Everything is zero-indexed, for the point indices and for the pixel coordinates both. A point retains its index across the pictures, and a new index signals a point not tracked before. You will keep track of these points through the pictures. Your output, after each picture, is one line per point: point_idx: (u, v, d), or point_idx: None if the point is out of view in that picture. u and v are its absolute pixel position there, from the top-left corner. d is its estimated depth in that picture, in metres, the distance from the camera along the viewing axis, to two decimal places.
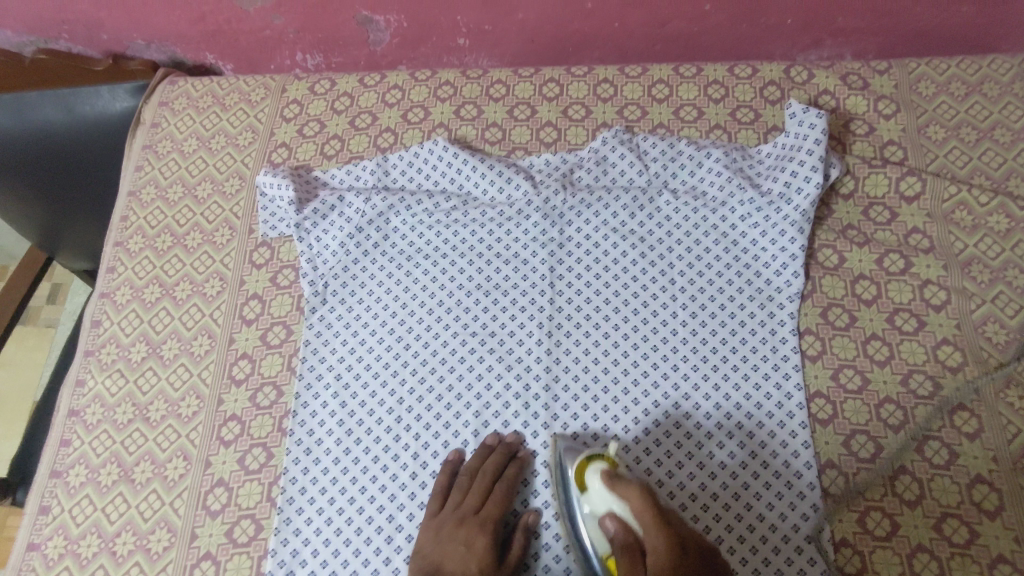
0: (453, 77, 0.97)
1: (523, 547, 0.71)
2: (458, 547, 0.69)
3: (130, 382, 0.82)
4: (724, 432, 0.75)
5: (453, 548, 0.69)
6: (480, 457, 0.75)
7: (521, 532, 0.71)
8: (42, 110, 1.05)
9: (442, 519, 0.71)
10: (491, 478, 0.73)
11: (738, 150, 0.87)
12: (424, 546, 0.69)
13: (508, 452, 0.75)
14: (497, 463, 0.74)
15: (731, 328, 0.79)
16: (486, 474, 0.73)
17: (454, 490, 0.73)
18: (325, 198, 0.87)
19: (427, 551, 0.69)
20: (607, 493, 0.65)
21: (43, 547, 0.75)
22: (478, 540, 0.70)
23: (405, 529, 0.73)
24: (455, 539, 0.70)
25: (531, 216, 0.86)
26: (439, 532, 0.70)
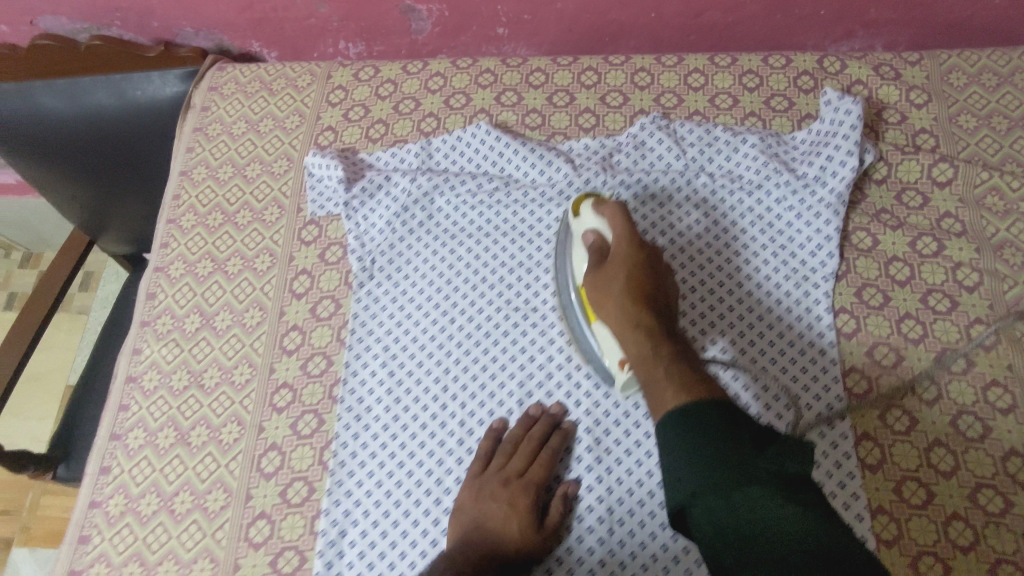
0: (493, 64, 0.99)
1: (561, 512, 0.72)
2: (499, 506, 0.72)
3: (185, 351, 0.85)
4: (761, 404, 0.78)
5: (495, 506, 0.72)
6: (524, 426, 0.77)
7: (562, 495, 0.73)
8: (96, 95, 1.08)
9: (485, 480, 0.74)
10: (537, 444, 0.75)
11: (772, 136, 0.89)
12: (465, 505, 0.72)
13: (554, 420, 0.77)
14: (541, 430, 0.76)
15: (766, 304, 0.82)
16: (532, 439, 0.76)
17: (499, 454, 0.76)
18: (374, 176, 0.90)
19: (468, 510, 0.72)
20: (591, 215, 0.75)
21: (105, 505, 0.78)
22: (521, 502, 0.72)
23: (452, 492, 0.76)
24: (497, 499, 0.73)
25: (572, 197, 0.88)
26: (482, 490, 0.73)
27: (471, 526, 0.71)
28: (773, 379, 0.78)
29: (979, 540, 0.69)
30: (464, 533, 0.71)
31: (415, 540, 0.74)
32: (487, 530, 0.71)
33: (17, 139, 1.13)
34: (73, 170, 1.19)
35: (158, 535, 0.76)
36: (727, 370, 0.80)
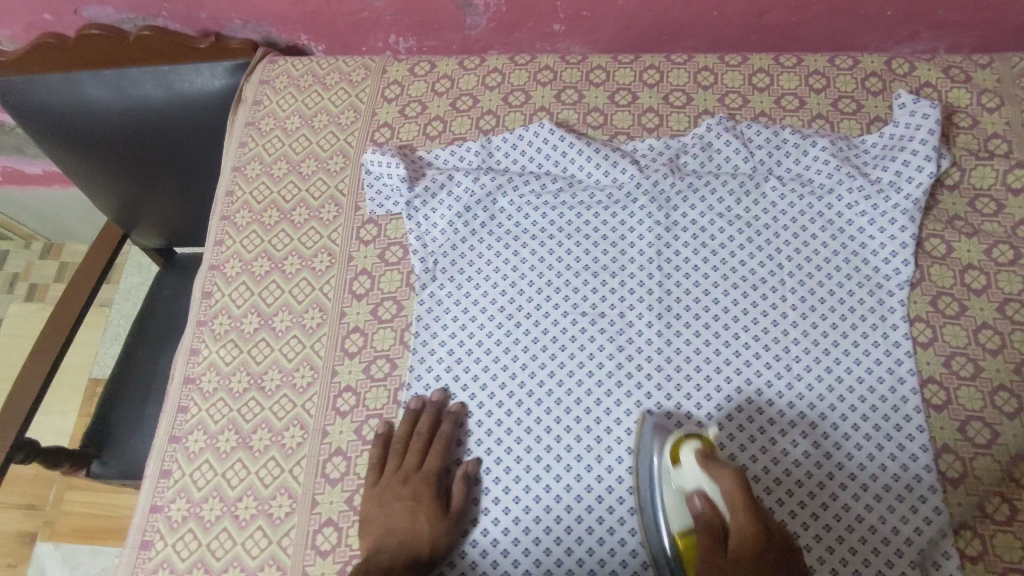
0: (552, 62, 0.97)
1: (465, 493, 0.74)
2: (404, 504, 0.72)
3: (244, 352, 0.84)
4: (838, 415, 0.76)
5: (398, 505, 0.72)
6: (410, 421, 0.77)
7: (458, 491, 0.74)
8: (143, 86, 1.06)
9: (385, 481, 0.74)
10: (426, 437, 0.76)
11: (843, 139, 0.87)
12: (372, 507, 0.73)
13: (437, 408, 0.78)
14: (429, 419, 0.77)
15: (840, 314, 0.80)
16: (421, 436, 0.76)
17: (392, 454, 0.76)
18: (435, 175, 0.88)
19: (376, 511, 0.72)
20: (699, 472, 0.64)
21: (166, 509, 0.77)
22: (423, 493, 0.73)
23: (522, 500, 0.74)
24: (398, 499, 0.73)
25: (638, 200, 0.87)
26: (385, 492, 0.73)
27: (386, 525, 0.71)
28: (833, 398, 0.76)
29: None
30: (379, 539, 0.71)
31: (487, 549, 0.73)
32: (393, 532, 0.71)
33: (59, 129, 1.11)
34: (110, 163, 1.17)
35: (223, 541, 0.75)
36: (801, 379, 0.78)
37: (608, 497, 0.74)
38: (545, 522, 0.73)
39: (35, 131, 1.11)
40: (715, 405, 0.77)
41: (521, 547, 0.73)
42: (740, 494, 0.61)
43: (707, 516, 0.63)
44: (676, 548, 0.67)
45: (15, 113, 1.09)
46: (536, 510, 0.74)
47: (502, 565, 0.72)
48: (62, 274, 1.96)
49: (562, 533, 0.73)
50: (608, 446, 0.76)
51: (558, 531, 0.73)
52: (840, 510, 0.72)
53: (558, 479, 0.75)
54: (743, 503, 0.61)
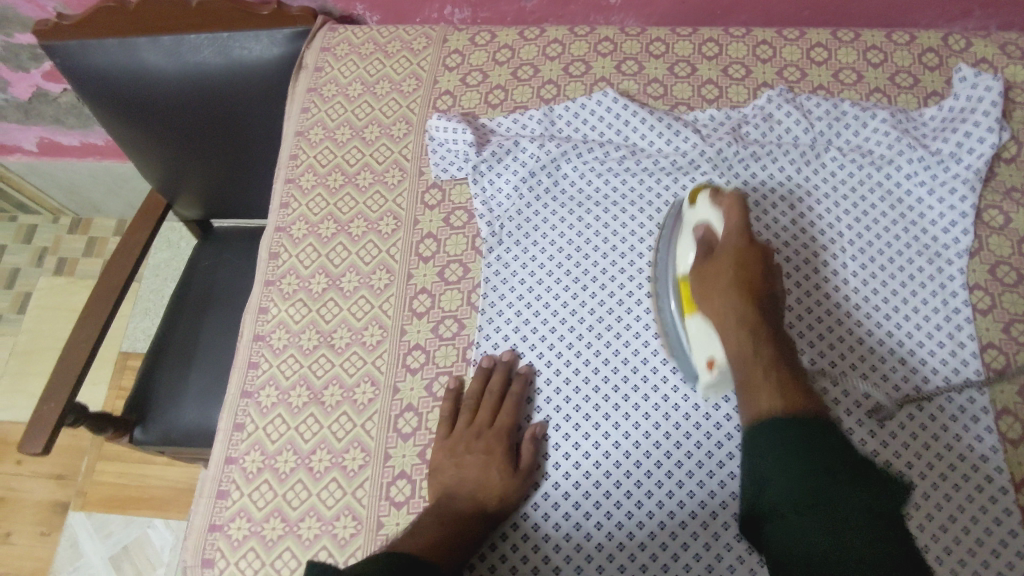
0: (612, 34, 0.98)
1: (535, 452, 0.75)
2: (475, 458, 0.73)
3: (313, 311, 0.85)
4: (900, 377, 0.78)
5: (470, 458, 0.73)
6: (482, 379, 0.78)
7: (529, 444, 0.75)
8: (199, 53, 1.06)
9: (456, 435, 0.75)
10: (499, 395, 0.77)
11: (901, 112, 0.89)
12: (444, 460, 0.74)
13: (509, 368, 0.79)
14: (501, 379, 0.78)
15: (900, 279, 0.82)
16: (493, 393, 0.77)
17: (463, 410, 0.77)
18: (502, 140, 0.90)
19: (448, 464, 0.73)
20: (705, 238, 0.74)
21: (242, 461, 0.79)
22: (495, 448, 0.74)
23: (592, 456, 0.75)
24: (470, 452, 0.74)
25: (702, 166, 0.87)
26: (456, 446, 0.74)
27: (457, 477, 0.72)
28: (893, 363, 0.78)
29: None
30: (448, 488, 0.72)
31: (558, 502, 0.74)
32: (465, 483, 0.72)
33: (111, 94, 1.11)
34: (159, 131, 1.18)
35: (299, 492, 0.76)
36: (861, 344, 0.79)
37: (678, 451, 0.75)
38: (614, 477, 0.74)
39: (87, 96, 1.12)
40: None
41: (592, 501, 0.74)
42: (739, 210, 0.73)
43: (710, 240, 0.74)
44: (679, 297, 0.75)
45: (68, 76, 1.09)
46: (605, 466, 0.75)
47: (580, 521, 0.73)
48: (91, 249, 1.96)
49: (632, 488, 0.74)
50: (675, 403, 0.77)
51: (628, 484, 0.74)
52: (905, 468, 0.73)
53: (628, 433, 0.76)
54: (739, 215, 0.72)
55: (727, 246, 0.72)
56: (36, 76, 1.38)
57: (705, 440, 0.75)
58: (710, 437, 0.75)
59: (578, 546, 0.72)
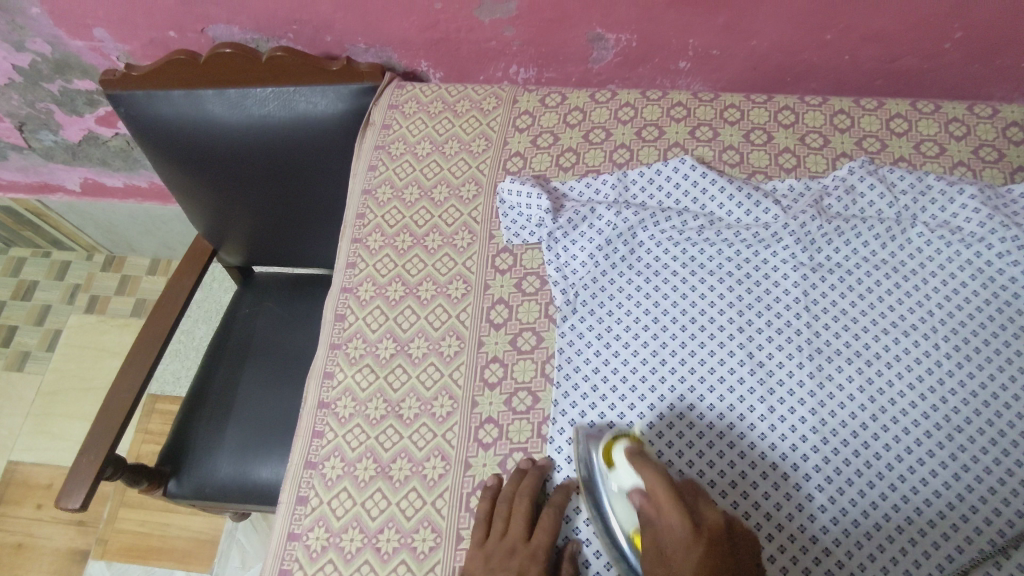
0: (684, 99, 0.97)
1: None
2: (510, 575, 0.67)
3: (381, 378, 0.83)
4: (1003, 469, 0.71)
5: (505, 574, 0.67)
6: (515, 482, 0.73)
7: (567, 562, 0.70)
8: (264, 105, 1.06)
9: (491, 547, 0.70)
10: (530, 496, 0.71)
11: (989, 187, 0.86)
12: (475, 574, 0.67)
13: (543, 472, 0.74)
14: (535, 479, 0.73)
15: (997, 363, 0.76)
16: (524, 495, 0.71)
17: (497, 517, 0.71)
18: (577, 208, 0.88)
19: None
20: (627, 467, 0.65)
21: (305, 538, 0.75)
22: (532, 567, 0.67)
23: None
24: (506, 568, 0.67)
25: (784, 240, 0.84)
26: (491, 558, 0.68)
27: None
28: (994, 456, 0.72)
29: None
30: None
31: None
32: None
33: (171, 143, 1.11)
34: (211, 178, 1.16)
35: (366, 574, 0.72)
36: (961, 432, 0.73)
37: (753, 513, 0.72)
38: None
39: (147, 144, 1.11)
40: (861, 445, 0.74)
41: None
42: (661, 483, 0.61)
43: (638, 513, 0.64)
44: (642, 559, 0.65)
45: (131, 124, 1.09)
46: None
47: None
48: (123, 288, 1.94)
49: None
50: (756, 464, 0.74)
51: None
52: (1014, 568, 0.67)
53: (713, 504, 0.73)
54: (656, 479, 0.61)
55: (674, 546, 0.59)
56: (89, 120, 1.38)
57: (785, 503, 0.72)
58: (790, 501, 0.72)
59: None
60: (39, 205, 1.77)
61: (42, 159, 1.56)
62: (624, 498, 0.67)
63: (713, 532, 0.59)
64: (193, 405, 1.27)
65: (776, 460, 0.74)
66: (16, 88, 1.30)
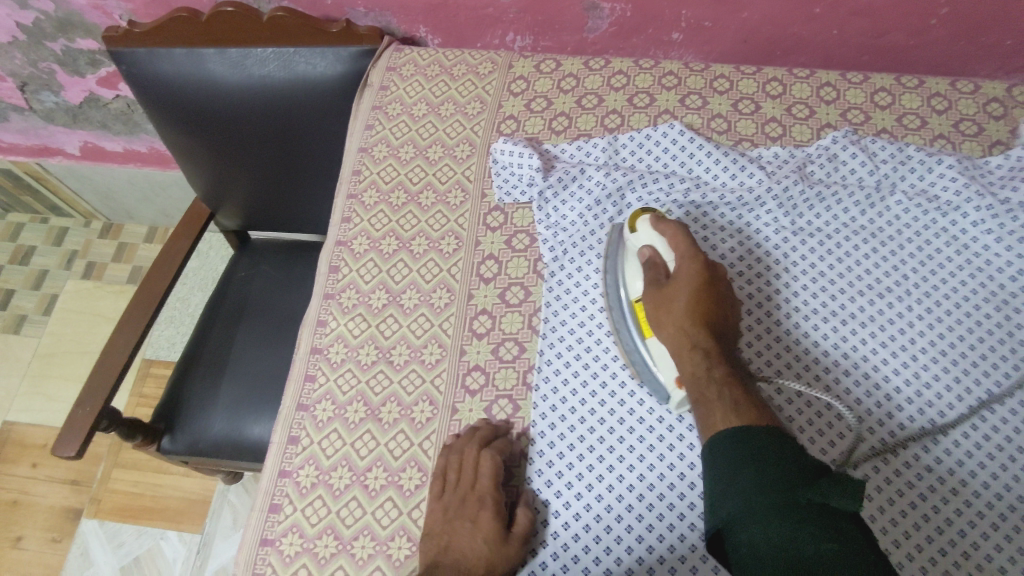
0: (676, 68, 1.00)
1: (530, 519, 0.70)
2: (465, 524, 0.69)
3: (373, 327, 0.85)
4: (970, 424, 0.74)
5: (461, 524, 0.69)
6: (466, 438, 0.75)
7: (524, 506, 0.71)
8: (265, 67, 1.08)
9: (446, 500, 0.72)
10: (478, 447, 0.73)
11: (968, 159, 0.88)
12: (433, 526, 0.70)
13: (494, 428, 0.76)
14: (486, 432, 0.75)
15: (968, 325, 0.79)
16: (473, 448, 0.73)
17: (450, 471, 0.73)
18: (567, 168, 0.90)
19: (437, 530, 0.70)
20: (650, 230, 0.76)
21: (295, 475, 0.78)
22: (485, 512, 0.70)
23: (647, 458, 0.73)
24: (461, 516, 0.70)
25: (767, 204, 0.87)
26: (446, 510, 0.71)
27: (445, 544, 0.68)
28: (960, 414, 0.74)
29: None
30: (439, 551, 0.67)
31: (611, 504, 0.71)
32: (455, 550, 0.68)
33: (171, 100, 1.12)
34: (210, 138, 1.17)
35: (353, 510, 0.75)
36: (929, 388, 0.76)
37: None
38: (668, 479, 0.72)
39: (146, 102, 1.13)
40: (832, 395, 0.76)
41: (645, 502, 0.71)
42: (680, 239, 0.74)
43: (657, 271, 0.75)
44: (636, 319, 0.75)
45: (131, 80, 1.11)
46: (660, 468, 0.73)
47: (644, 555, 0.69)
48: (121, 255, 1.96)
49: (694, 500, 0.71)
50: None
51: (682, 508, 0.71)
52: (976, 517, 0.69)
53: (682, 456, 0.73)
54: (685, 247, 0.73)
55: (680, 279, 0.72)
56: (90, 81, 1.39)
57: None
58: None
59: (630, 548, 0.70)
60: (38, 168, 1.78)
61: (43, 121, 1.58)
62: (635, 256, 0.78)
63: (713, 268, 0.73)
64: (190, 362, 1.29)
65: None
66: (19, 47, 1.31)
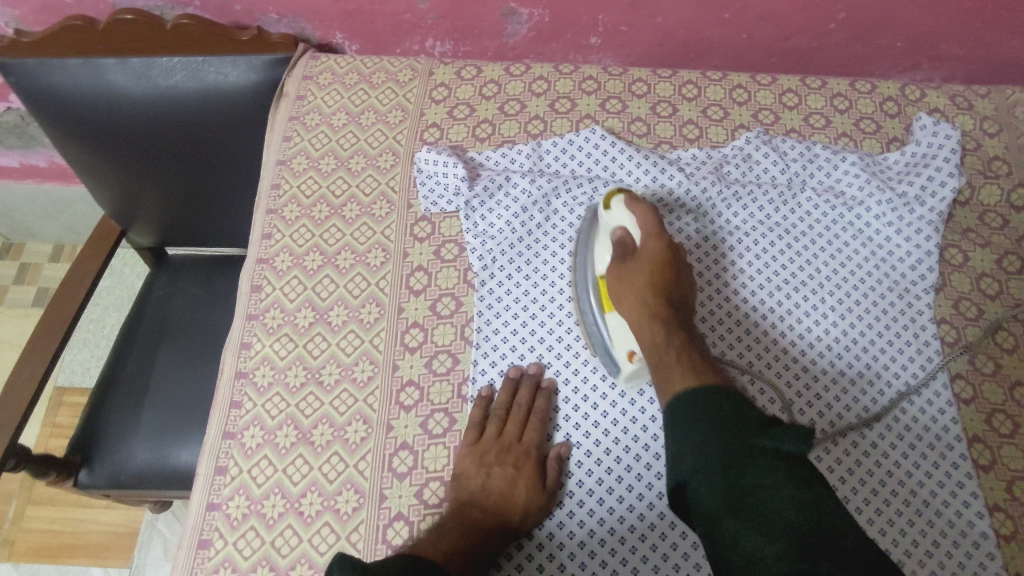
0: (595, 73, 1.01)
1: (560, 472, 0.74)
2: (506, 470, 0.72)
3: (300, 347, 0.83)
4: (881, 407, 0.79)
5: (499, 470, 0.72)
6: (509, 392, 0.78)
7: (555, 460, 0.74)
8: (171, 76, 1.03)
9: (485, 447, 0.74)
10: (527, 406, 0.77)
11: (868, 156, 0.94)
12: (470, 472, 0.72)
13: (536, 382, 0.79)
14: (529, 391, 0.78)
15: (875, 314, 0.84)
16: (521, 405, 0.77)
17: (492, 420, 0.76)
18: (493, 176, 0.90)
19: (472, 476, 0.72)
20: (624, 211, 0.77)
21: (225, 507, 0.75)
22: (525, 462, 0.73)
23: (585, 464, 0.75)
24: (500, 464, 0.73)
25: (686, 206, 0.89)
26: (485, 456, 0.73)
27: (481, 489, 0.71)
28: (869, 398, 0.79)
29: (998, 459, 0.77)
30: (471, 499, 0.71)
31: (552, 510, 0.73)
32: (493, 494, 0.71)
33: (69, 114, 1.05)
34: (116, 152, 1.11)
35: (288, 538, 0.73)
36: (843, 376, 0.80)
37: None
38: (606, 483, 0.74)
39: (41, 118, 1.05)
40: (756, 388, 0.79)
41: (584, 508, 0.73)
42: (650, 224, 0.76)
43: (626, 245, 0.77)
44: (598, 297, 0.78)
45: (23, 96, 1.03)
46: (597, 472, 0.75)
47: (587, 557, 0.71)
48: (23, 276, 1.82)
49: (652, 479, 0.74)
50: None
51: (619, 507, 0.73)
52: (890, 496, 0.74)
53: (618, 458, 0.75)
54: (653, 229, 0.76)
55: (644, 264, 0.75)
56: None
57: None
58: None
59: (580, 544, 0.72)
60: None
61: None
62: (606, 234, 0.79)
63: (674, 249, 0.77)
64: (108, 389, 1.21)
65: None
66: None
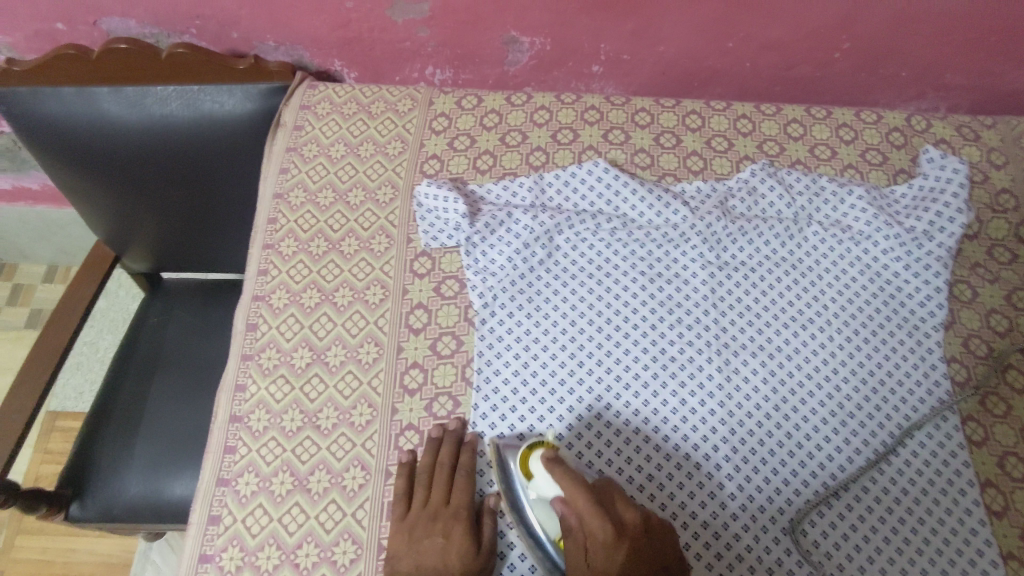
0: (597, 102, 1.00)
1: (493, 531, 0.72)
2: (437, 540, 0.70)
3: (296, 389, 0.81)
4: (891, 451, 0.77)
5: (431, 541, 0.70)
6: (433, 452, 0.75)
7: (488, 516, 0.73)
8: (166, 105, 1.01)
9: (411, 520, 0.72)
10: (450, 466, 0.74)
11: (875, 190, 0.92)
12: (401, 551, 0.70)
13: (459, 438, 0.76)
14: (451, 448, 0.75)
15: (885, 352, 0.82)
16: (444, 466, 0.74)
17: (417, 488, 0.74)
18: (494, 212, 0.88)
19: (404, 554, 0.69)
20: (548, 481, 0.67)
21: (218, 559, 0.72)
22: (455, 528, 0.71)
23: None
24: (431, 535, 0.70)
25: (692, 240, 0.88)
26: (413, 530, 0.71)
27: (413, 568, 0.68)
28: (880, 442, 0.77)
29: (1011, 504, 0.75)
30: None
31: None
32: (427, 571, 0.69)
33: (61, 143, 1.03)
34: (108, 181, 1.08)
35: None
36: (853, 418, 0.79)
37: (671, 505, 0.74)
38: None
39: (33, 147, 1.03)
40: (766, 430, 0.77)
41: None
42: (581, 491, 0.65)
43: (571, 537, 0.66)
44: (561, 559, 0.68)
45: (14, 126, 1.01)
46: None
47: None
48: (15, 297, 1.79)
49: None
50: (670, 454, 0.76)
51: None
52: (902, 544, 0.73)
53: None
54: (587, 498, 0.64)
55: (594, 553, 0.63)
56: None
57: (700, 491, 0.75)
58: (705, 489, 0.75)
59: None
60: None
61: None
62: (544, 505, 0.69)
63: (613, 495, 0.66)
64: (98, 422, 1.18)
65: (686, 449, 0.77)
66: None
